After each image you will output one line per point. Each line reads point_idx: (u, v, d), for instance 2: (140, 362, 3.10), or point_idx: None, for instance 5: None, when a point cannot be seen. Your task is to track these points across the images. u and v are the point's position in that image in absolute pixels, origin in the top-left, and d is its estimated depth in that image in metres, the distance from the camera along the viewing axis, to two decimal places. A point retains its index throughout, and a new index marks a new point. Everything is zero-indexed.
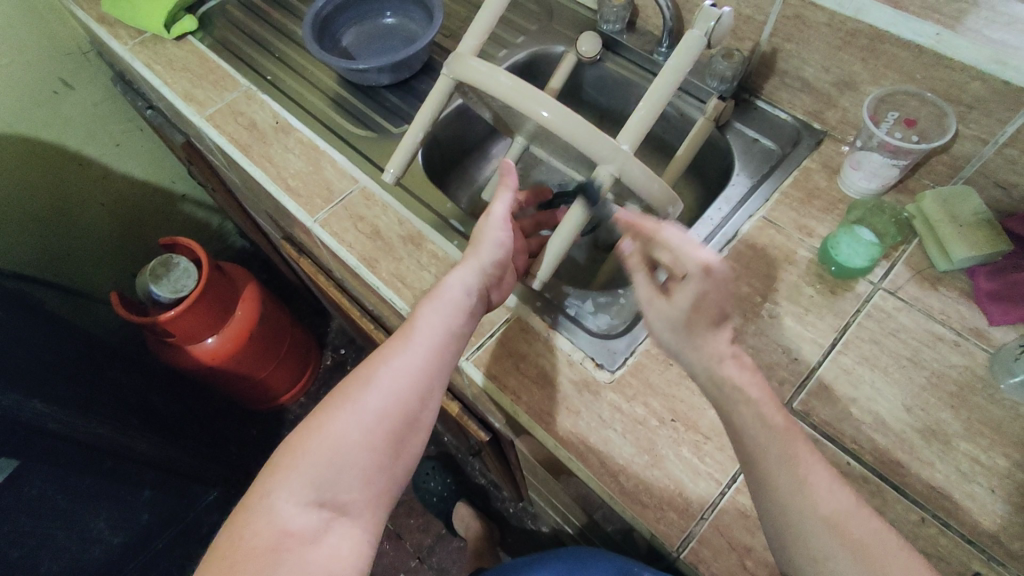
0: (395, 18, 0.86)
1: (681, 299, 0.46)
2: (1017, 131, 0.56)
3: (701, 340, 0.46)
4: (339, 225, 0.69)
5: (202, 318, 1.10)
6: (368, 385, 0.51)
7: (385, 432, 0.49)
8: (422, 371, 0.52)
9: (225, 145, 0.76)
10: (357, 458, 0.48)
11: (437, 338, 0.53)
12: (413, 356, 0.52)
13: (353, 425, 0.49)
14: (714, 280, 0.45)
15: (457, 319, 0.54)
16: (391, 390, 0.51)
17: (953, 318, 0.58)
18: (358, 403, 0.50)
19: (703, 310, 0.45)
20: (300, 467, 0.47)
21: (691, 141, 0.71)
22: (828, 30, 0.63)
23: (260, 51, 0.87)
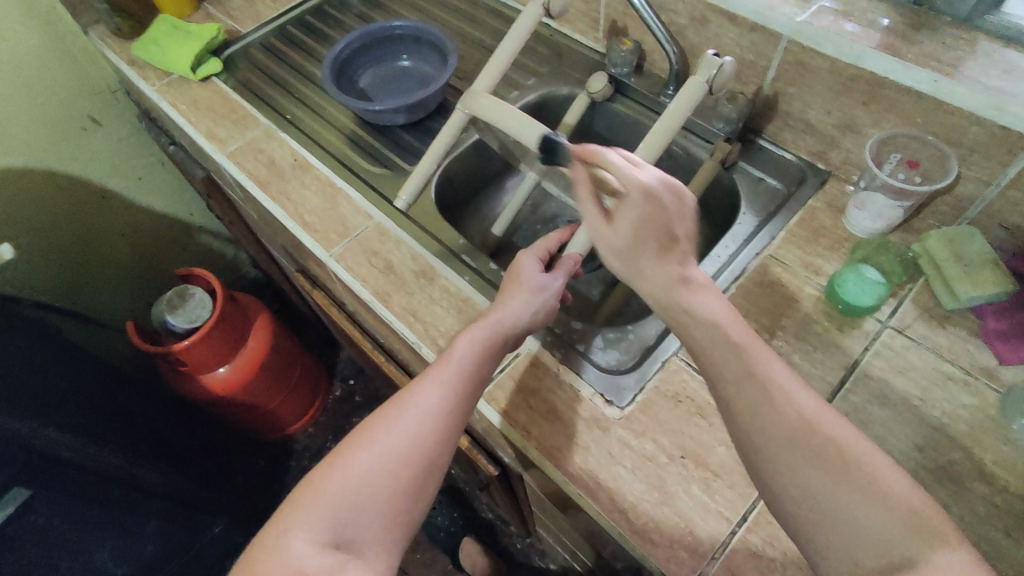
0: (410, 61, 0.89)
1: (624, 227, 0.49)
2: (1018, 173, 0.57)
3: (650, 267, 0.50)
4: (353, 259, 0.71)
5: (217, 348, 1.12)
6: (392, 426, 0.51)
7: (405, 474, 0.50)
8: (442, 410, 0.52)
9: (245, 182, 0.79)
10: (377, 500, 0.49)
11: (462, 377, 0.54)
12: (438, 397, 0.52)
13: (373, 465, 0.49)
14: (653, 204, 0.47)
15: (483, 359, 0.55)
16: (414, 433, 0.51)
17: (962, 358, 0.59)
18: (380, 445, 0.50)
19: (644, 236, 0.49)
20: (321, 506, 0.48)
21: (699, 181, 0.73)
22: (829, 75, 0.65)
23: (280, 91, 0.90)
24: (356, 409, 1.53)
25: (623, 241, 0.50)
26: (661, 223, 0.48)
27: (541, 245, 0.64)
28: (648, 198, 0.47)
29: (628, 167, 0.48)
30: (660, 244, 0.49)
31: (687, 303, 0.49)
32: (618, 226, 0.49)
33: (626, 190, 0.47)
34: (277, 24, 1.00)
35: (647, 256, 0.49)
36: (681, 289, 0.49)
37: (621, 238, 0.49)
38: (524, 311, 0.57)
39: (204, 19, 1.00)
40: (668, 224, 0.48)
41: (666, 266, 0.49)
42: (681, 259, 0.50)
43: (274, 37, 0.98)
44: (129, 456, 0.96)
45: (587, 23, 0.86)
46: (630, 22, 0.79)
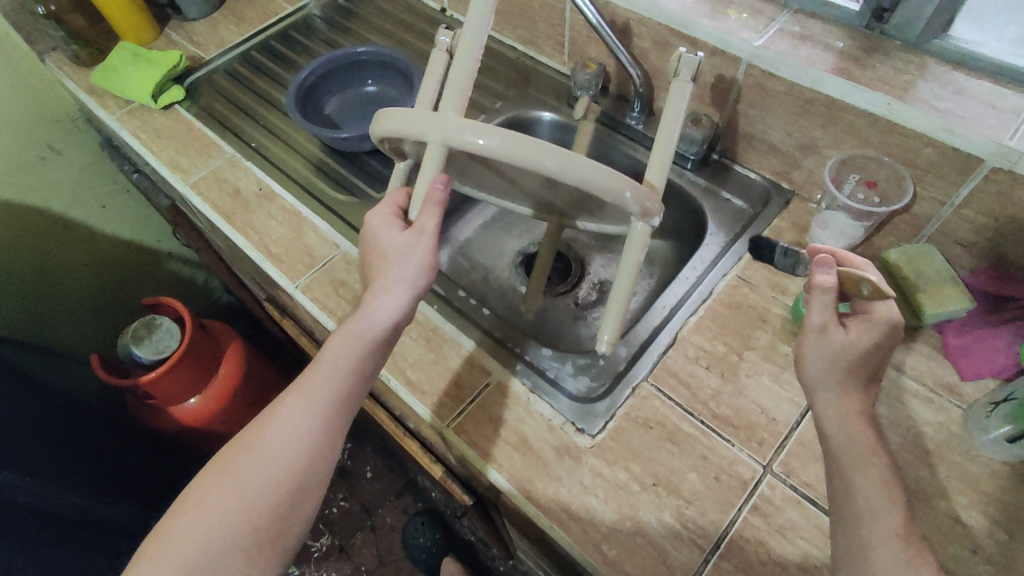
0: (376, 86, 0.89)
1: (863, 341, 0.48)
2: (971, 193, 0.58)
3: (846, 393, 0.48)
4: (320, 290, 0.70)
5: (187, 379, 1.09)
6: (260, 449, 0.52)
7: (267, 503, 0.51)
8: (303, 435, 0.52)
9: (208, 213, 0.78)
10: (243, 526, 0.50)
11: (335, 391, 0.53)
12: (300, 422, 0.53)
13: (233, 501, 0.50)
14: (891, 330, 0.48)
15: (355, 370, 0.54)
16: (282, 452, 0.52)
17: (926, 375, 0.59)
18: (246, 471, 0.51)
19: (868, 358, 0.48)
20: (178, 546, 0.49)
21: (657, 158, 0.50)
22: (788, 98, 0.66)
23: (245, 119, 0.89)
24: None
25: (858, 355, 0.48)
26: (881, 351, 0.49)
27: (392, 201, 0.56)
28: (892, 333, 0.49)
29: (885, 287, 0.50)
30: (847, 365, 0.48)
31: (862, 430, 0.47)
32: (852, 336, 0.49)
33: (881, 316, 0.49)
34: (241, 49, 0.99)
35: (849, 380, 0.48)
36: (864, 421, 0.47)
37: (880, 351, 0.49)
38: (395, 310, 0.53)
39: (167, 45, 0.99)
40: (884, 354, 0.49)
41: (860, 394, 0.49)
42: (851, 376, 0.48)
43: (239, 63, 0.97)
44: (93, 495, 0.96)
45: (552, 47, 0.86)
46: (593, 46, 0.80)
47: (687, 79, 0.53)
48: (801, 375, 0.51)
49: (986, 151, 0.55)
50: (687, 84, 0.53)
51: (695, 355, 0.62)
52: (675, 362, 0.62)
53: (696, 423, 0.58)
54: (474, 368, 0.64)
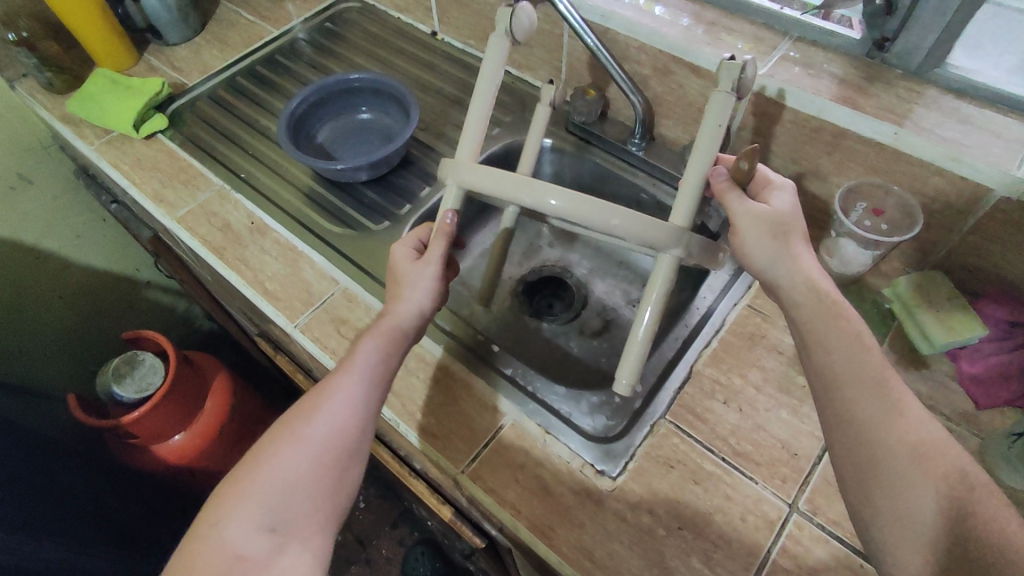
0: (370, 113, 0.86)
1: (782, 202, 0.54)
2: (978, 221, 0.59)
3: (786, 255, 0.52)
4: (320, 329, 0.67)
5: (171, 416, 1.04)
6: (309, 420, 0.51)
7: (331, 456, 0.50)
8: (361, 391, 0.52)
9: (198, 249, 0.74)
10: (308, 486, 0.49)
11: (376, 369, 0.53)
12: (358, 380, 0.52)
13: (299, 454, 0.49)
14: (789, 196, 0.55)
15: (395, 349, 0.54)
16: (333, 422, 0.51)
17: (942, 404, 0.59)
18: (300, 441, 0.50)
19: (787, 218, 0.53)
20: (252, 496, 0.48)
21: (680, 204, 0.52)
22: (794, 126, 0.66)
23: (232, 147, 0.86)
24: None
25: (786, 214, 0.53)
26: (799, 211, 0.55)
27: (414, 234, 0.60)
28: (790, 191, 0.56)
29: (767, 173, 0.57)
30: (778, 222, 0.53)
31: (824, 289, 0.51)
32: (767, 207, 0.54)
33: (777, 183, 0.56)
34: (225, 74, 0.95)
35: (784, 237, 0.53)
36: (823, 279, 0.52)
37: (795, 208, 0.54)
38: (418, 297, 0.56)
39: (145, 71, 0.95)
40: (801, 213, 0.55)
41: (803, 250, 0.53)
42: (785, 233, 0.53)
43: (222, 88, 0.94)
44: (72, 543, 0.90)
45: (548, 71, 0.85)
46: (592, 72, 0.79)
47: (727, 89, 0.51)
48: (752, 258, 0.54)
49: (994, 180, 0.55)
50: (729, 97, 0.51)
51: (712, 389, 0.61)
52: (692, 397, 0.61)
53: (717, 460, 0.57)
54: (487, 409, 0.61)
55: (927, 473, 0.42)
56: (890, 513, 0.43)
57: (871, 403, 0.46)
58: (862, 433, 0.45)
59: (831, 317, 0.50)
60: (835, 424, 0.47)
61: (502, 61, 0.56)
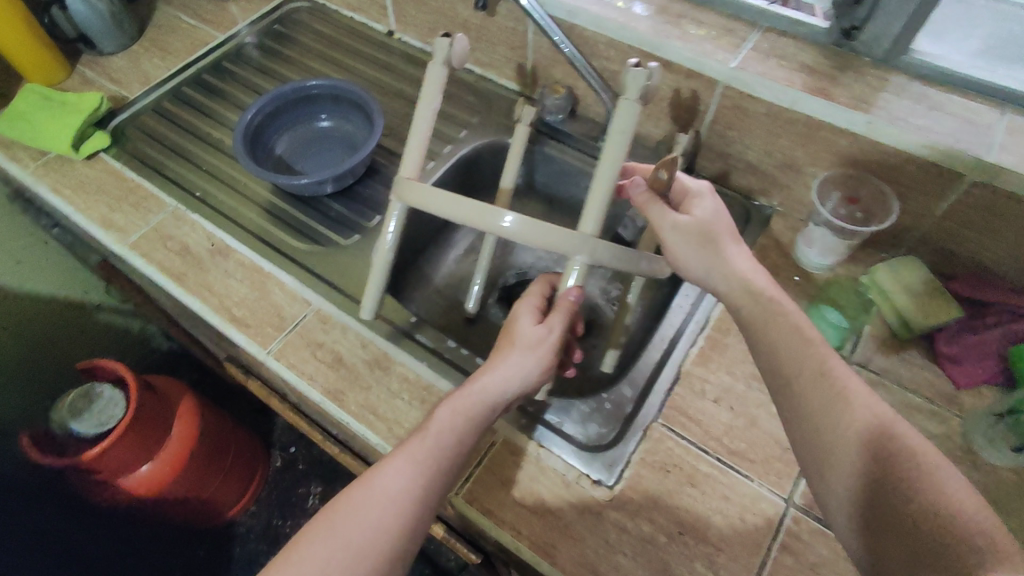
0: (330, 121, 0.82)
1: (702, 212, 0.53)
2: (951, 207, 0.60)
3: (717, 259, 0.52)
4: (295, 355, 0.64)
5: (136, 446, 0.98)
6: (359, 503, 0.47)
7: (411, 508, 0.48)
8: (441, 446, 0.50)
9: (155, 277, 0.70)
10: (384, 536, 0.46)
11: (438, 454, 0.50)
12: (445, 433, 0.50)
13: (381, 502, 0.47)
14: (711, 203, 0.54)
15: (464, 433, 0.51)
16: (383, 509, 0.47)
17: (924, 387, 0.61)
18: (345, 525, 0.46)
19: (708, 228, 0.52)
20: (334, 538, 0.46)
21: (588, 213, 0.51)
22: (767, 118, 0.66)
23: (184, 163, 0.81)
24: (303, 478, 1.39)
25: (707, 221, 0.53)
26: (722, 215, 0.54)
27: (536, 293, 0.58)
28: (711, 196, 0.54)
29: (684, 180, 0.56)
30: (702, 232, 0.52)
31: (753, 286, 0.51)
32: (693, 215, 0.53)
33: (698, 191, 0.54)
34: (170, 84, 0.89)
35: (708, 242, 0.52)
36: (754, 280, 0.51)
37: (720, 213, 0.54)
38: (517, 372, 0.52)
39: (82, 85, 0.88)
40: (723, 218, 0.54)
41: (735, 251, 0.53)
42: (712, 239, 0.52)
43: (168, 99, 0.88)
44: None
45: (514, 69, 0.83)
46: (560, 69, 0.77)
47: (633, 96, 0.50)
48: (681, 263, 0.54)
49: (966, 167, 0.56)
50: (635, 105, 0.50)
51: (702, 389, 0.61)
52: (683, 398, 0.60)
53: (712, 461, 0.57)
54: None
55: (880, 459, 0.42)
56: (847, 496, 0.43)
57: (819, 393, 0.46)
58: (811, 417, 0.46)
59: (769, 315, 0.50)
60: (792, 417, 0.47)
61: (442, 85, 0.54)
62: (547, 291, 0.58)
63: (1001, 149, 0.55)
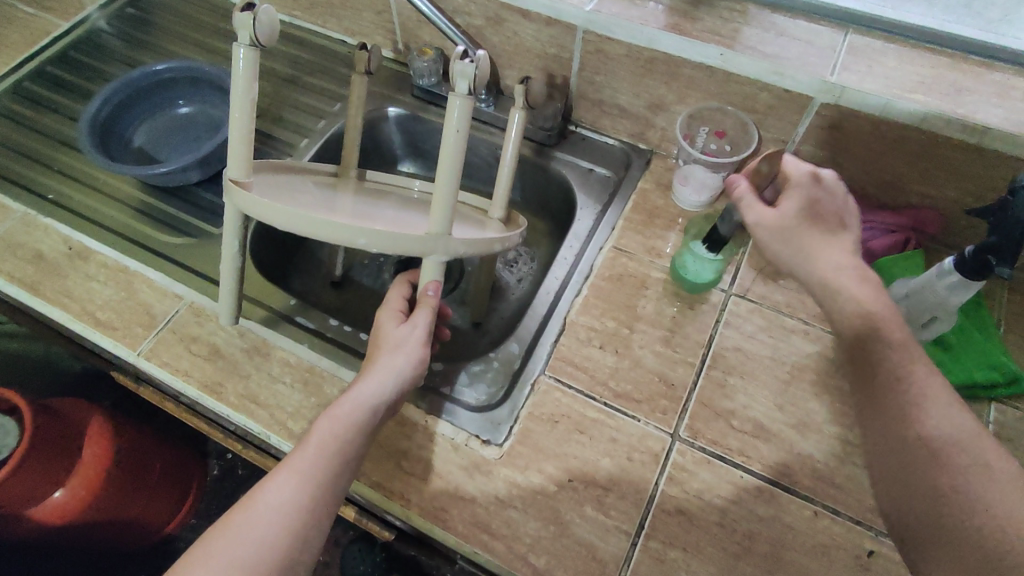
0: (190, 106, 0.78)
1: (794, 206, 0.49)
2: (807, 129, 0.61)
3: (815, 249, 0.47)
4: (168, 352, 0.61)
5: (36, 472, 0.95)
6: (239, 529, 0.42)
7: (295, 528, 0.42)
8: (327, 457, 0.45)
9: (7, 288, 0.64)
10: (263, 561, 0.41)
11: (324, 468, 0.45)
12: (328, 444, 0.45)
13: (258, 525, 0.42)
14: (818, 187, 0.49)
15: (349, 444, 0.46)
16: (262, 534, 0.42)
17: (798, 309, 0.62)
18: (221, 556, 0.41)
19: (819, 215, 0.49)
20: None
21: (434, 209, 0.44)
22: (629, 60, 0.65)
23: (34, 165, 0.75)
24: (242, 482, 1.35)
25: (790, 217, 0.49)
26: (828, 207, 0.49)
27: (394, 296, 0.54)
28: (818, 184, 0.50)
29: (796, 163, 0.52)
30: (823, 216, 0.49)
31: (833, 285, 0.46)
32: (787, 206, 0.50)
33: (796, 178, 0.50)
34: (13, 82, 0.82)
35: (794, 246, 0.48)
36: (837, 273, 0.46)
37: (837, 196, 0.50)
38: (388, 375, 0.48)
39: None
40: (828, 207, 0.49)
41: (830, 241, 0.48)
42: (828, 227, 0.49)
43: (11, 99, 0.81)
44: None
45: (384, 35, 0.80)
46: (426, 30, 0.75)
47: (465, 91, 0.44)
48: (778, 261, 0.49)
49: (814, 89, 0.57)
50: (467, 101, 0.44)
51: (588, 336, 0.61)
52: (569, 347, 0.60)
53: (599, 406, 0.57)
54: None
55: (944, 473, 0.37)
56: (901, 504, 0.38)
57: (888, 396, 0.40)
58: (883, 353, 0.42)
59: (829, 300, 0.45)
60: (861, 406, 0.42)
61: (255, 74, 0.44)
62: (406, 293, 0.54)
63: (843, 69, 0.56)
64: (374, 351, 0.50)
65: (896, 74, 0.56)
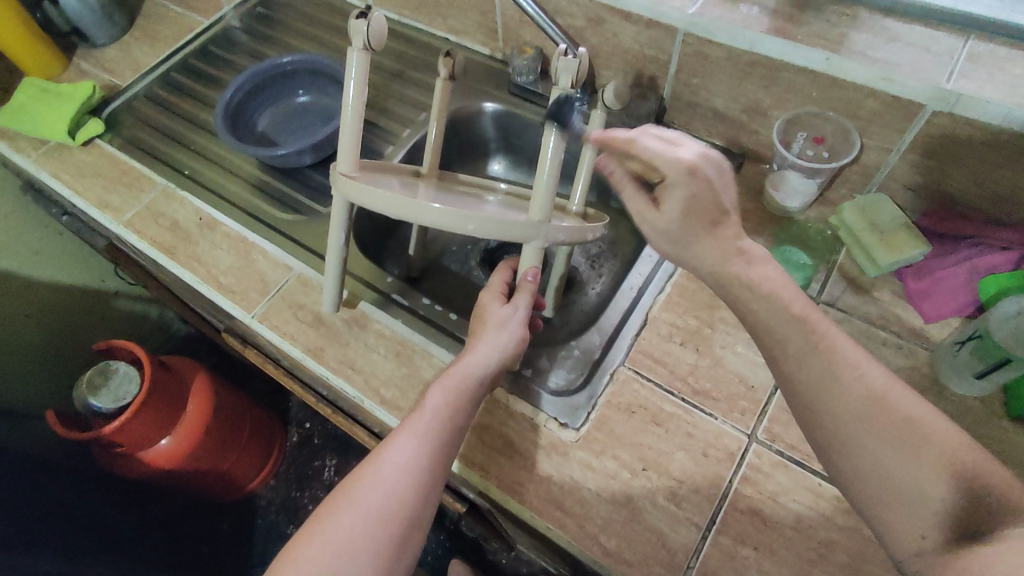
0: (308, 96, 0.86)
1: (672, 209, 0.45)
2: (915, 138, 0.59)
3: (704, 241, 0.46)
4: (278, 317, 0.67)
5: (153, 422, 1.03)
6: (370, 480, 0.46)
7: (417, 486, 0.46)
8: (441, 423, 0.49)
9: (148, 251, 0.73)
10: (391, 516, 0.45)
11: (440, 431, 0.49)
12: (442, 410, 0.49)
13: (384, 484, 0.46)
14: (699, 181, 0.42)
15: (459, 411, 0.50)
16: (392, 487, 0.46)
17: (891, 322, 0.61)
18: (357, 504, 0.45)
19: (698, 212, 0.44)
20: (338, 528, 0.44)
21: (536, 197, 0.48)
22: (728, 63, 0.65)
23: (174, 145, 0.84)
24: (316, 452, 1.44)
25: (672, 225, 0.46)
26: (709, 198, 0.43)
27: (497, 279, 0.58)
28: (695, 178, 0.42)
29: (666, 146, 0.43)
30: (709, 215, 0.44)
31: (731, 272, 0.45)
32: (665, 210, 0.45)
33: (667, 175, 0.43)
34: (160, 71, 0.92)
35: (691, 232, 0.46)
36: (737, 261, 0.45)
37: (689, 177, 0.42)
38: (495, 350, 0.52)
39: (77, 76, 0.92)
40: (716, 197, 0.44)
41: (713, 241, 0.46)
42: (700, 216, 0.45)
43: (158, 85, 0.91)
44: (74, 555, 0.89)
45: (486, 34, 0.84)
46: (527, 29, 0.78)
47: (567, 86, 0.51)
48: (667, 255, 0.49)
49: (925, 97, 0.55)
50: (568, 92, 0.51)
51: (668, 332, 0.62)
52: (649, 342, 0.62)
53: (677, 401, 0.58)
54: None
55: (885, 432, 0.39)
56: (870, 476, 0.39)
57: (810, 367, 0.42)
58: (905, 407, 0.40)
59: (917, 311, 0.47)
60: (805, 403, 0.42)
61: (366, 69, 0.50)
62: (507, 277, 0.58)
63: (959, 76, 0.54)
64: (479, 328, 0.54)
65: (1020, 82, 0.53)
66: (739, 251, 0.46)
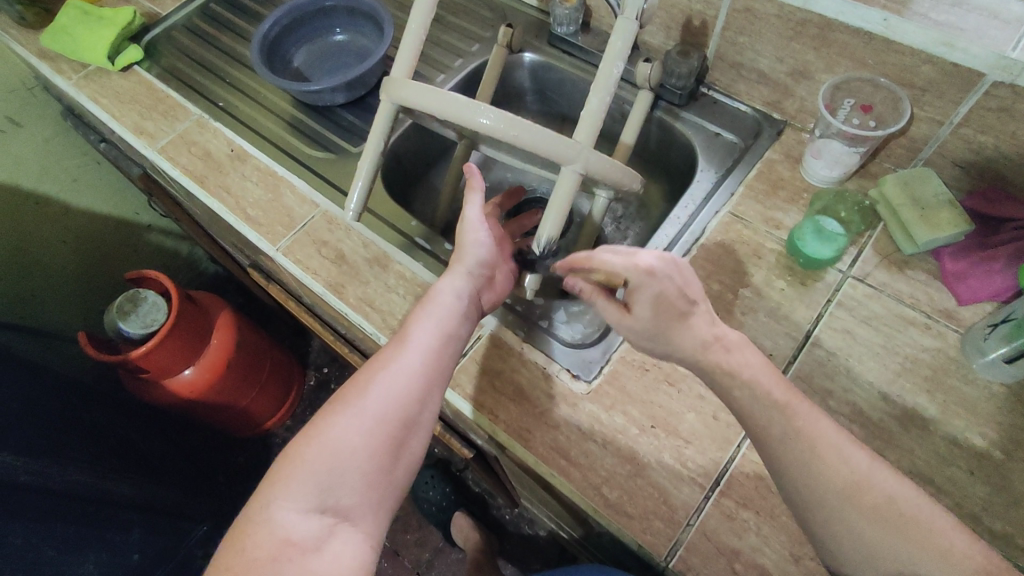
0: (344, 35, 0.85)
1: (643, 310, 0.49)
2: (971, 111, 0.56)
3: (677, 336, 0.48)
4: (302, 252, 0.68)
5: (177, 350, 1.05)
6: (368, 387, 0.47)
7: (413, 395, 0.48)
8: (433, 338, 0.50)
9: (179, 178, 0.74)
10: (389, 422, 0.46)
11: (433, 342, 0.50)
12: (435, 328, 0.51)
13: (380, 395, 0.47)
14: (663, 279, 0.47)
15: (451, 324, 0.52)
16: (388, 394, 0.47)
17: (922, 302, 0.59)
18: (355, 409, 0.47)
19: (665, 311, 0.48)
20: (335, 435, 0.45)
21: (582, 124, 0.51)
22: (779, 21, 0.63)
23: (210, 77, 0.84)
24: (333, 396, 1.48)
25: (646, 325, 0.49)
26: (673, 293, 0.47)
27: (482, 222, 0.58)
28: (654, 278, 0.47)
29: (624, 256, 0.47)
30: (677, 309, 0.48)
31: (711, 361, 0.48)
32: (637, 312, 0.49)
33: (631, 281, 0.48)
34: (201, 2, 0.93)
35: (665, 333, 0.49)
36: (715, 349, 0.48)
37: (650, 281, 0.47)
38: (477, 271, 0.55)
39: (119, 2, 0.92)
40: (681, 295, 0.48)
41: (686, 332, 0.48)
42: (680, 316, 0.48)
43: (198, 17, 0.91)
44: (98, 471, 0.93)
45: None
46: None
47: (632, 16, 0.54)
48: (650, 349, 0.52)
49: (987, 65, 0.52)
50: (632, 22, 0.53)
51: None
52: None
53: None
54: None
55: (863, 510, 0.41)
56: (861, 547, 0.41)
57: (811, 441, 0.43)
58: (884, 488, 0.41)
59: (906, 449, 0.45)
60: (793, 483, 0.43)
61: None
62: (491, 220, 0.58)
63: None
64: (458, 256, 0.55)
65: None
66: (714, 338, 0.48)
